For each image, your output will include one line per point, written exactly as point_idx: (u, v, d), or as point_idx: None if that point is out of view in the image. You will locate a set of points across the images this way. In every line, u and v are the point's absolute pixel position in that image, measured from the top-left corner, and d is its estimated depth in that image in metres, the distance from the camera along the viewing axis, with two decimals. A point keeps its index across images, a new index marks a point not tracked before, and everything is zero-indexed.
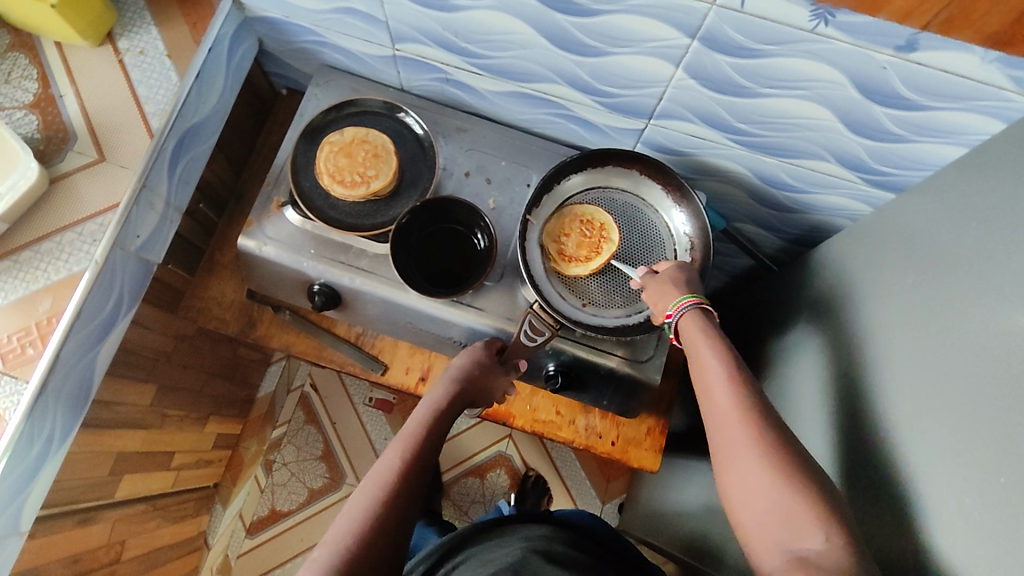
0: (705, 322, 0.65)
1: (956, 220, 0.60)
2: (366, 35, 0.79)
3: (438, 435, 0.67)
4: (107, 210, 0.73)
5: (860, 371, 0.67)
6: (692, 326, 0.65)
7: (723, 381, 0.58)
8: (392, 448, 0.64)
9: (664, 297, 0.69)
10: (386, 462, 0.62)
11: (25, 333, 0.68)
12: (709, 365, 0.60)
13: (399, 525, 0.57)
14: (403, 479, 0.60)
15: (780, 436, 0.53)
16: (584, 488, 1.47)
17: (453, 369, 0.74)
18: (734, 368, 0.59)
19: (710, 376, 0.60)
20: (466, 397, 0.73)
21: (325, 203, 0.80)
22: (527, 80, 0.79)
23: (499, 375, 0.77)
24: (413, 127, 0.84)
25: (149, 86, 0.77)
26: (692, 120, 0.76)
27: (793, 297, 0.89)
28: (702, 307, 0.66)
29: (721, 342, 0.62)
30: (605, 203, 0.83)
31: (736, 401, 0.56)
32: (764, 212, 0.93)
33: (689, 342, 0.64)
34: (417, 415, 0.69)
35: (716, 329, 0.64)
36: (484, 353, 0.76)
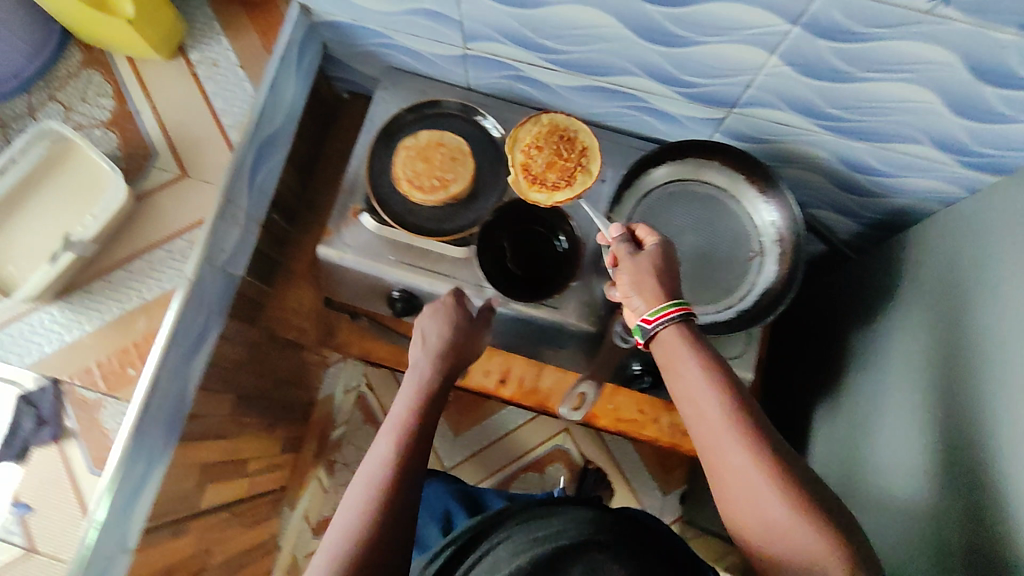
0: (688, 332, 0.58)
1: None
2: (437, 36, 0.78)
3: (427, 420, 0.61)
4: (191, 227, 0.72)
5: (974, 364, 0.65)
6: (669, 339, 0.58)
7: (723, 415, 0.54)
8: (379, 444, 0.58)
9: (644, 290, 0.60)
10: (376, 461, 0.56)
11: (124, 353, 0.70)
12: (704, 394, 0.55)
13: (396, 532, 0.53)
14: (395, 482, 0.55)
15: (790, 476, 0.51)
16: (643, 479, 1.47)
17: (429, 344, 0.66)
18: (735, 397, 0.54)
19: (704, 407, 0.55)
20: (457, 369, 0.66)
21: (402, 209, 0.80)
22: (605, 73, 0.76)
23: (478, 337, 0.68)
24: (492, 131, 0.83)
25: (225, 98, 0.75)
26: (781, 108, 0.74)
27: (880, 285, 0.86)
28: (685, 317, 0.59)
29: (712, 362, 0.56)
30: (686, 197, 0.81)
31: (744, 437, 0.52)
32: (845, 198, 0.90)
33: (670, 355, 0.58)
34: (400, 399, 0.62)
35: (702, 341, 0.58)
36: (458, 321, 0.67)
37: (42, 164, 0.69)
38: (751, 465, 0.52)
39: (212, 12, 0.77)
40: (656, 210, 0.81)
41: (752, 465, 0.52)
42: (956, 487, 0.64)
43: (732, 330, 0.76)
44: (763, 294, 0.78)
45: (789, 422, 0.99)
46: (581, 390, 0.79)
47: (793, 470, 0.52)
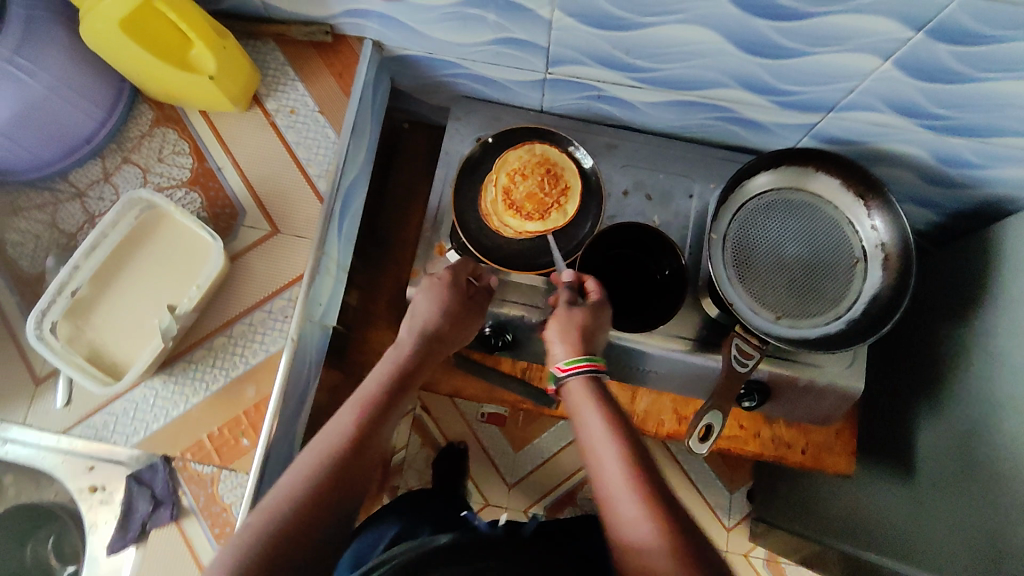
0: (597, 385, 0.59)
1: None
2: (519, 63, 0.75)
3: (399, 391, 0.59)
4: (291, 283, 0.71)
5: None
6: (576, 393, 0.59)
7: (619, 465, 0.51)
8: (348, 407, 0.55)
9: (568, 342, 0.62)
10: (337, 423, 0.53)
11: (236, 424, 0.68)
12: (602, 445, 0.53)
13: (342, 499, 0.50)
14: (355, 445, 0.52)
15: (679, 532, 0.47)
16: (708, 480, 1.45)
17: (417, 318, 0.66)
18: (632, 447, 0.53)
19: (603, 460, 0.53)
20: (439, 351, 0.66)
21: (492, 244, 0.79)
22: (695, 87, 0.74)
23: (467, 317, 0.69)
24: (582, 161, 0.79)
25: (308, 147, 0.73)
26: (880, 109, 0.72)
27: (976, 279, 0.85)
28: (596, 373, 0.60)
29: (616, 416, 0.56)
30: (780, 206, 0.79)
31: (632, 485, 0.50)
32: (931, 192, 0.88)
33: (575, 412, 0.58)
34: (381, 368, 0.61)
35: (605, 395, 0.58)
36: (450, 296, 0.67)
37: (132, 235, 0.68)
38: (642, 516, 0.48)
39: (285, 57, 0.74)
40: (753, 221, 0.79)
41: (642, 515, 0.48)
42: None
43: (845, 342, 0.75)
44: (871, 301, 0.76)
45: (879, 420, 0.97)
46: (707, 423, 0.72)
47: (682, 526, 0.48)
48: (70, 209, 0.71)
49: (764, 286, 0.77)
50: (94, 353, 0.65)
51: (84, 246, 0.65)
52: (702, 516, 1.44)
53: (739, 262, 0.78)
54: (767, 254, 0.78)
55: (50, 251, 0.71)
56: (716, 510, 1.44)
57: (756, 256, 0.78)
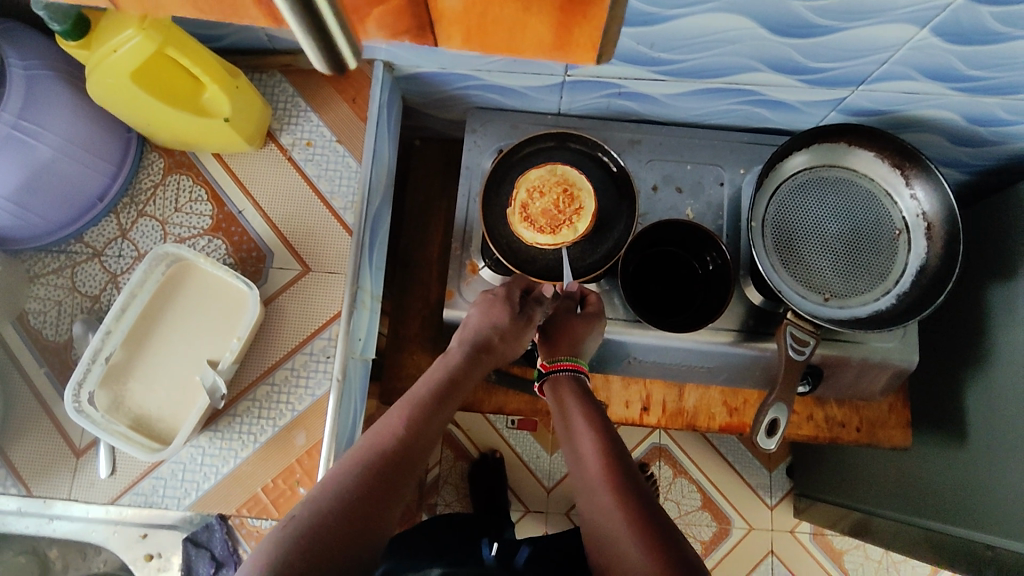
0: (576, 386, 0.64)
1: None
2: (537, 68, 0.72)
3: (447, 400, 0.59)
4: (330, 321, 0.67)
5: None
6: (563, 390, 0.64)
7: (599, 459, 0.56)
8: (395, 409, 0.56)
9: (555, 344, 0.67)
10: (384, 426, 0.54)
11: (290, 473, 0.64)
12: (582, 440, 0.58)
13: (391, 494, 0.49)
14: (401, 444, 0.52)
15: (652, 519, 0.51)
16: (747, 460, 1.44)
17: (467, 331, 0.66)
18: (610, 442, 0.58)
19: (584, 454, 0.57)
20: (486, 364, 0.65)
21: (526, 256, 0.76)
22: (720, 74, 0.72)
23: (522, 332, 0.67)
24: (610, 164, 0.77)
25: (330, 179, 0.71)
26: (913, 77, 0.70)
27: (1014, 236, 0.83)
28: (577, 372, 0.65)
29: (593, 414, 0.60)
30: (816, 185, 0.77)
31: (608, 478, 0.54)
32: (959, 152, 0.86)
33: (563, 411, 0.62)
34: (430, 375, 0.61)
35: (587, 395, 0.63)
36: (504, 310, 0.67)
37: (160, 292, 0.65)
38: (617, 504, 0.52)
39: (294, 89, 0.73)
40: (790, 203, 0.77)
41: (615, 503, 0.52)
42: None
43: (898, 319, 0.73)
44: (919, 273, 0.74)
45: (925, 387, 0.96)
46: (772, 417, 0.71)
47: (653, 515, 0.52)
48: (89, 270, 0.68)
49: (809, 269, 0.75)
50: (136, 420, 0.62)
51: (114, 311, 0.62)
52: (745, 498, 1.42)
53: (780, 246, 0.76)
54: (808, 236, 0.76)
55: (74, 316, 0.67)
56: (758, 490, 1.43)
57: (797, 238, 0.76)
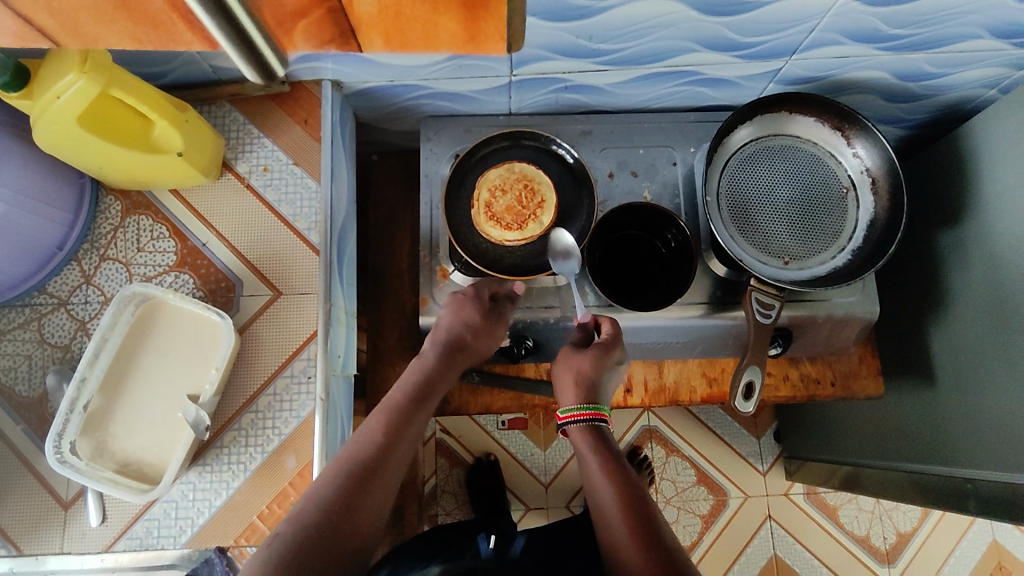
0: (593, 433, 0.64)
1: None
2: (482, 71, 0.74)
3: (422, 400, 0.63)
4: (308, 341, 0.68)
5: None
6: (579, 440, 0.64)
7: (606, 476, 0.59)
8: (374, 415, 0.60)
9: (565, 391, 0.67)
10: (365, 435, 0.57)
11: (283, 497, 0.64)
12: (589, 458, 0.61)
13: (370, 506, 0.53)
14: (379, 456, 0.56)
15: (652, 532, 0.54)
16: (734, 431, 1.47)
17: (441, 331, 0.70)
18: (623, 477, 0.59)
19: (590, 470, 0.60)
20: (459, 363, 0.69)
21: (494, 255, 0.76)
22: (659, 59, 0.74)
23: (493, 328, 0.71)
24: (565, 156, 0.78)
25: (290, 202, 0.71)
26: (841, 41, 0.73)
27: (954, 182, 0.87)
28: (594, 422, 0.64)
29: (600, 437, 0.64)
30: (764, 154, 0.80)
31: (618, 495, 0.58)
32: (893, 109, 0.90)
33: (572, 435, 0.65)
34: (404, 381, 0.65)
35: (599, 433, 0.64)
36: (473, 310, 0.70)
37: (132, 333, 0.65)
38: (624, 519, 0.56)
39: (245, 117, 0.73)
40: (741, 174, 0.79)
41: (622, 519, 0.56)
42: None
43: (855, 273, 0.76)
44: (870, 228, 0.77)
45: (891, 337, 1.00)
46: (747, 380, 0.73)
47: (652, 525, 0.55)
48: (57, 320, 0.68)
49: (766, 236, 0.78)
50: (122, 464, 0.62)
51: (86, 357, 0.62)
52: (737, 467, 1.46)
53: (737, 217, 0.78)
54: (762, 205, 0.79)
55: (47, 368, 0.67)
56: (749, 458, 1.46)
57: (752, 208, 0.79)
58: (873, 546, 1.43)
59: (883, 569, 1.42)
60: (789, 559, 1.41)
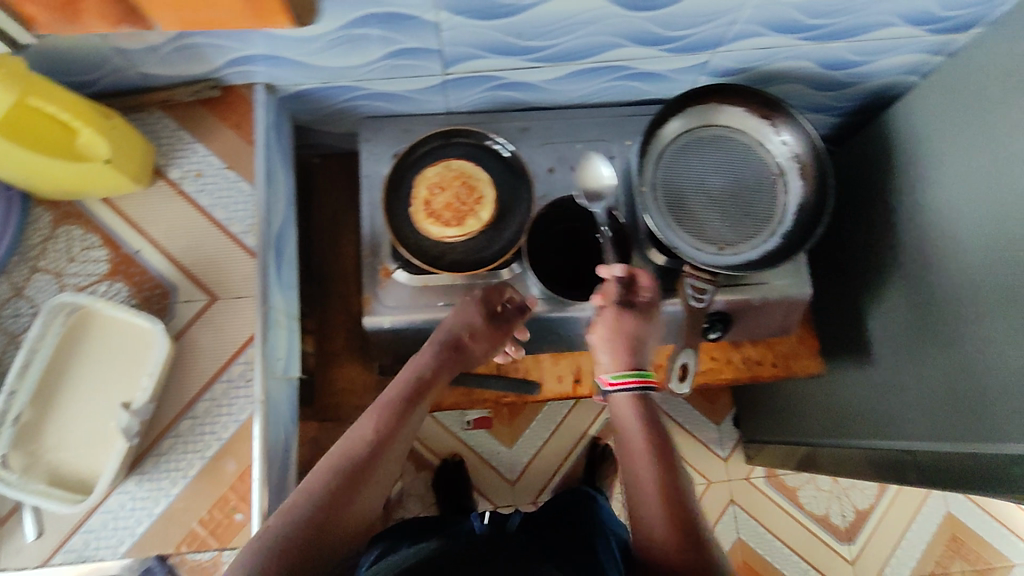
0: (647, 405, 0.67)
1: None
2: (416, 70, 0.74)
3: (415, 402, 0.67)
4: (245, 345, 0.67)
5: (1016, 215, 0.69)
6: (622, 408, 0.67)
7: (652, 463, 0.62)
8: (368, 416, 0.63)
9: (617, 355, 0.70)
10: (358, 434, 0.60)
11: (224, 502, 0.64)
12: (637, 442, 0.64)
13: (354, 499, 0.56)
14: (369, 456, 0.59)
15: (683, 518, 0.57)
16: (696, 419, 1.51)
17: (440, 331, 0.74)
18: (669, 466, 0.62)
19: (637, 455, 0.63)
20: (451, 366, 0.73)
21: (436, 253, 0.77)
22: (589, 54, 0.76)
23: (491, 334, 0.75)
24: (501, 151, 0.78)
25: (225, 206, 0.71)
26: (763, 33, 0.75)
27: (881, 166, 0.91)
28: (643, 393, 0.68)
29: (652, 424, 0.66)
30: (696, 146, 0.82)
31: (659, 480, 0.60)
32: (822, 97, 0.93)
33: (618, 416, 0.68)
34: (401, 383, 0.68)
35: (652, 415, 0.67)
36: (475, 314, 0.74)
37: (64, 344, 0.64)
38: (659, 500, 0.59)
39: (178, 124, 0.73)
40: (675, 165, 0.81)
41: (660, 501, 0.59)
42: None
43: (784, 256, 0.78)
44: (799, 212, 0.80)
45: (832, 319, 1.03)
46: (682, 363, 0.76)
47: (687, 512, 0.58)
48: None
49: (700, 224, 0.80)
50: (57, 477, 0.61)
51: (15, 369, 0.61)
52: (699, 454, 1.49)
53: (672, 207, 0.80)
54: (696, 194, 0.81)
55: None
56: (711, 445, 1.50)
57: (686, 198, 0.81)
58: (833, 525, 1.47)
59: (843, 546, 1.46)
60: (752, 542, 1.45)
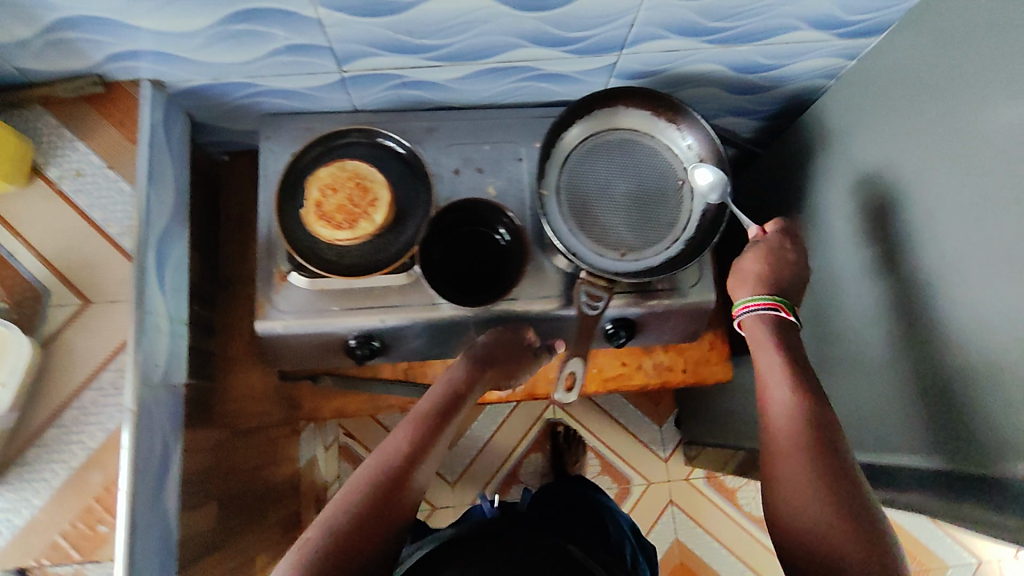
0: (773, 327, 0.71)
1: (987, 50, 0.59)
2: (309, 67, 0.71)
3: (449, 415, 0.67)
4: (118, 351, 0.66)
5: (910, 228, 0.69)
6: (758, 331, 0.71)
7: (791, 412, 0.64)
8: (402, 426, 0.64)
9: (742, 289, 0.75)
10: (392, 445, 0.62)
11: (88, 514, 0.63)
12: (778, 392, 0.66)
13: (403, 500, 0.59)
14: (408, 464, 0.61)
15: (839, 481, 0.59)
16: (637, 419, 1.51)
17: (475, 350, 0.73)
18: (815, 403, 0.64)
19: (778, 410, 0.65)
20: (486, 380, 0.73)
21: (331, 254, 0.76)
22: (490, 54, 0.73)
23: (521, 363, 0.76)
24: (394, 147, 0.79)
25: (103, 207, 0.68)
26: (668, 35, 0.73)
27: (796, 172, 0.90)
28: (775, 309, 0.71)
29: (793, 358, 0.68)
30: (602, 149, 0.81)
31: (805, 434, 0.62)
32: (742, 100, 0.92)
33: (758, 345, 0.71)
34: (433, 398, 0.68)
35: (789, 342, 0.69)
36: (509, 344, 0.75)
37: None
38: (807, 465, 0.60)
39: (57, 120, 0.70)
40: (580, 169, 0.80)
41: (809, 467, 0.60)
42: (918, 356, 0.67)
43: (686, 260, 0.78)
44: (703, 218, 0.79)
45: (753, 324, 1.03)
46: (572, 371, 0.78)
47: (841, 473, 0.60)
48: None
49: (604, 229, 0.79)
50: None
51: None
52: (640, 455, 1.49)
53: (575, 212, 0.79)
54: (600, 199, 0.80)
55: None
56: (652, 445, 1.50)
57: (591, 203, 0.79)
58: None
59: None
60: (689, 542, 1.46)
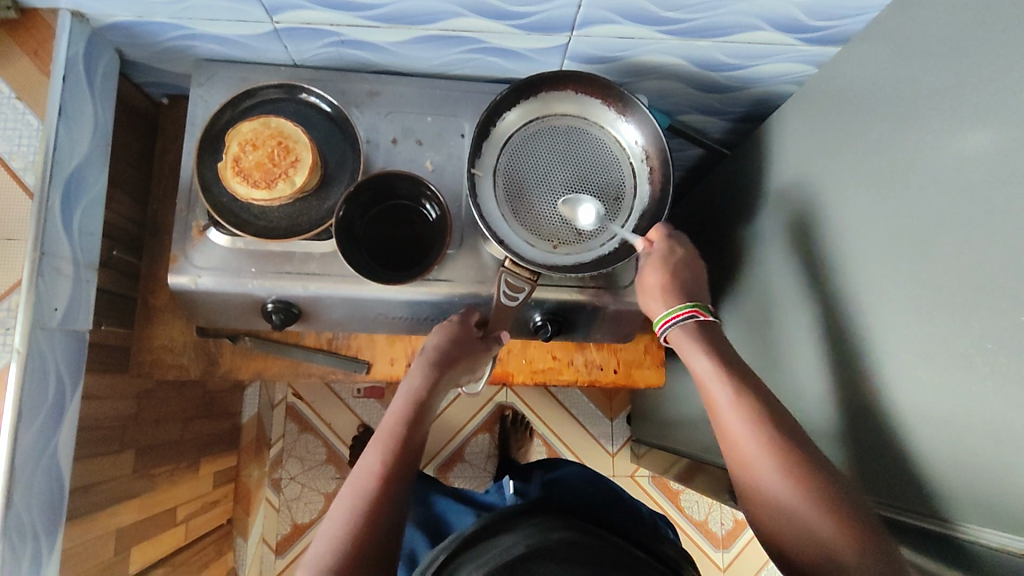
0: (696, 331, 0.69)
1: (932, 73, 0.55)
2: (237, 15, 0.68)
3: (417, 425, 0.67)
4: (11, 290, 0.65)
5: (842, 252, 0.65)
6: (684, 338, 0.69)
7: (731, 405, 0.62)
8: (371, 448, 0.64)
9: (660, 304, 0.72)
10: (366, 467, 0.62)
11: None
12: (716, 388, 0.64)
13: (389, 514, 0.59)
14: (387, 483, 0.61)
15: (794, 460, 0.57)
16: (589, 411, 1.49)
17: (428, 353, 0.72)
18: (750, 389, 0.62)
19: (721, 408, 0.63)
20: (450, 380, 0.72)
21: (249, 214, 0.74)
22: (429, 21, 0.70)
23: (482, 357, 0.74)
24: (320, 105, 0.77)
25: (8, 139, 0.67)
26: (617, 20, 0.69)
27: (752, 179, 0.86)
28: (695, 317, 0.70)
29: (718, 353, 0.66)
30: (546, 135, 0.77)
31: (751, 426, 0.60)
32: (706, 98, 0.88)
33: (687, 352, 0.69)
34: (395, 410, 0.68)
35: (711, 339, 0.68)
36: (464, 334, 0.74)
37: None
38: (763, 456, 0.58)
39: None
40: (521, 154, 0.76)
41: (765, 457, 0.58)
42: (844, 387, 0.64)
43: (620, 259, 0.75)
44: (641, 217, 0.77)
45: None
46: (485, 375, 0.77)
47: (797, 450, 0.58)
48: None
49: (539, 218, 0.75)
50: None
51: None
52: (588, 447, 1.47)
53: (511, 197, 0.75)
54: (538, 186, 0.76)
55: None
56: (600, 439, 1.49)
57: (528, 189, 0.76)
58: (710, 531, 1.46)
59: (716, 553, 1.45)
60: None
